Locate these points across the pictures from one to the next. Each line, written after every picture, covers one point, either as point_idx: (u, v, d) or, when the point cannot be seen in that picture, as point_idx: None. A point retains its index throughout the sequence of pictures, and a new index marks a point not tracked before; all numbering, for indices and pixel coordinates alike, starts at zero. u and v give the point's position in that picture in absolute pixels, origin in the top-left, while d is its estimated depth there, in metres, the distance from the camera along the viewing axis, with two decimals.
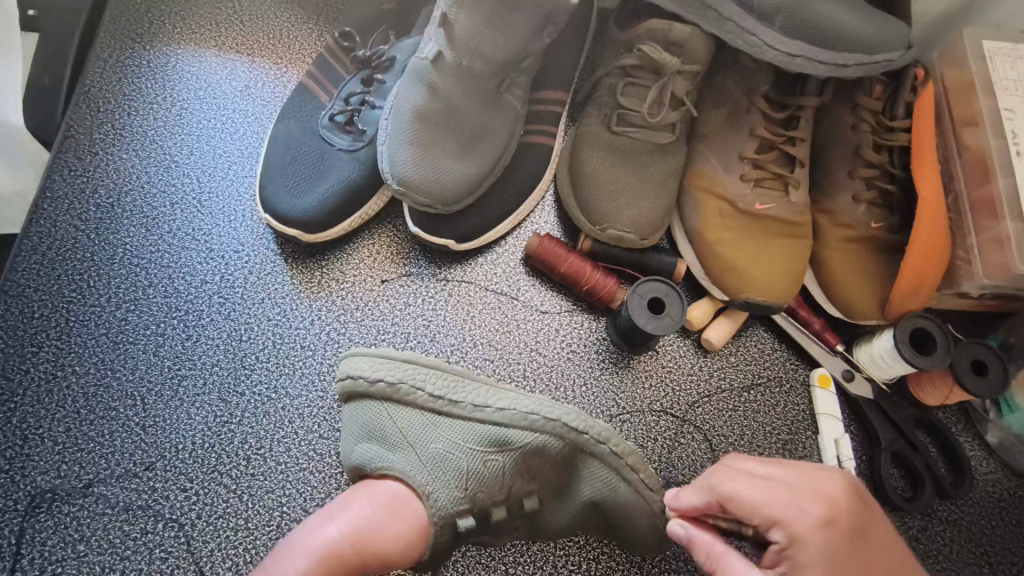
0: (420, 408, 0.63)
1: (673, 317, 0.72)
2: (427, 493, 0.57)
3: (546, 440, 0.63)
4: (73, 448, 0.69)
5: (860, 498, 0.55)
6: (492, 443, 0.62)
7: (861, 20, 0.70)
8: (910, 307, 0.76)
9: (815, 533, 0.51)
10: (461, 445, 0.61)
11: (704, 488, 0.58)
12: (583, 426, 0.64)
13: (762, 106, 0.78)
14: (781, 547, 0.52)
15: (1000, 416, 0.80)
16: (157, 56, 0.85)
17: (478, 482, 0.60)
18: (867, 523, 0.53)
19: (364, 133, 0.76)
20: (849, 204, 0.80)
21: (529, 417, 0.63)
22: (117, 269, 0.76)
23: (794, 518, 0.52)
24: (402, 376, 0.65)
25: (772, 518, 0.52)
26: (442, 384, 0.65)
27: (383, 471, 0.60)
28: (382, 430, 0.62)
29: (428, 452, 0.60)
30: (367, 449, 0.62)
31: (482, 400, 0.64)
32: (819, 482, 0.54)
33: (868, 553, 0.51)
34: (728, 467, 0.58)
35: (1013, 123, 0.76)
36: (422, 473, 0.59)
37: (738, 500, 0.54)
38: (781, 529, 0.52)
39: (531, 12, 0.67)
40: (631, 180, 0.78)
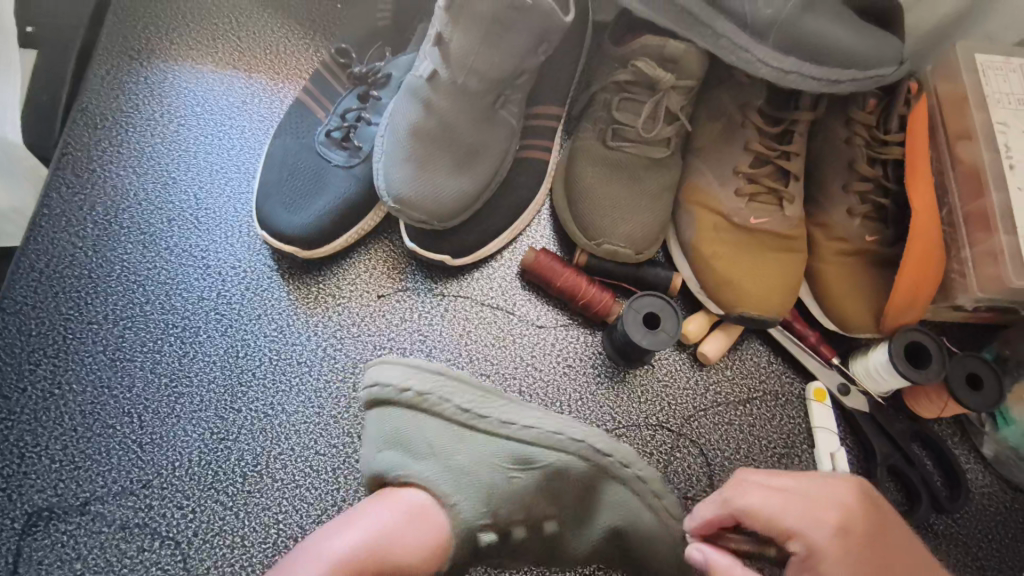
0: (448, 418, 0.63)
1: (668, 333, 0.72)
2: (453, 504, 0.58)
3: (569, 460, 0.62)
4: (71, 465, 0.69)
5: (869, 500, 0.58)
6: (517, 460, 0.62)
7: (855, 36, 0.70)
8: (904, 320, 0.76)
9: (833, 542, 0.53)
10: (485, 460, 0.61)
11: (717, 501, 0.58)
12: (609, 449, 0.63)
13: (756, 121, 0.79)
14: (801, 557, 0.54)
15: (996, 429, 0.80)
16: (154, 73, 0.86)
17: (502, 499, 0.60)
18: (882, 527, 0.56)
19: (360, 149, 0.77)
20: (844, 217, 0.80)
21: (557, 437, 0.62)
22: (114, 286, 0.76)
23: (812, 528, 0.54)
24: (431, 386, 0.63)
25: (793, 531, 0.54)
26: (471, 399, 0.64)
27: (406, 479, 0.59)
28: (405, 438, 0.61)
29: (453, 462, 0.60)
30: (388, 457, 0.60)
31: (507, 417, 0.63)
32: (833, 491, 0.57)
33: (886, 557, 0.54)
34: (737, 481, 0.59)
35: (1005, 137, 0.77)
36: (447, 484, 0.58)
37: (755, 511, 0.55)
38: (800, 541, 0.54)
39: (527, 31, 0.66)
40: (626, 194, 0.78)
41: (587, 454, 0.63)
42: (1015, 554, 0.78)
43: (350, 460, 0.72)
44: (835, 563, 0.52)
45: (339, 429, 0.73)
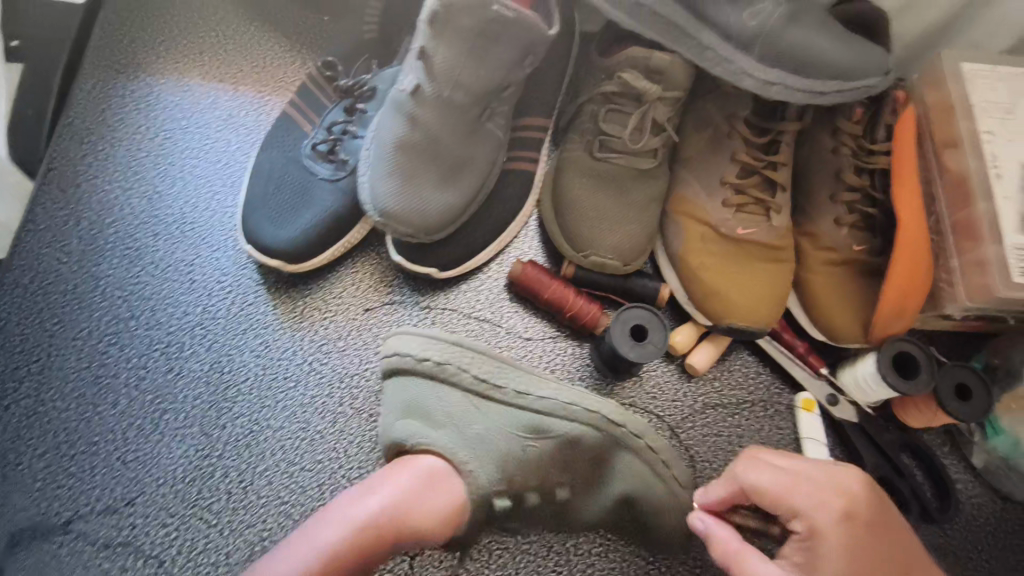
0: (465, 388, 0.64)
1: (655, 345, 0.72)
2: (469, 472, 0.58)
3: (583, 431, 0.65)
4: (54, 484, 0.69)
5: (876, 492, 0.58)
6: (533, 429, 0.64)
7: (839, 48, 0.70)
8: (892, 331, 0.76)
9: (835, 526, 0.55)
10: (503, 428, 0.63)
11: (728, 476, 0.61)
12: (621, 419, 0.66)
13: (743, 131, 0.78)
14: (802, 536, 0.56)
15: (986, 439, 0.79)
16: (141, 86, 0.86)
17: (517, 466, 0.61)
18: (882, 518, 0.56)
19: (346, 163, 0.77)
20: (831, 227, 0.80)
21: (572, 408, 0.65)
22: (99, 302, 0.76)
23: (817, 511, 0.55)
24: (449, 356, 0.65)
25: (796, 511, 0.56)
26: (488, 369, 0.66)
27: (425, 448, 0.59)
28: (425, 408, 0.63)
29: (469, 431, 0.61)
30: (408, 426, 0.61)
31: (523, 387, 0.65)
32: (839, 480, 0.57)
33: (885, 544, 0.55)
34: (751, 458, 0.60)
35: (991, 146, 0.77)
36: (462, 450, 0.59)
37: (761, 490, 0.58)
38: (804, 520, 0.56)
39: (511, 44, 0.66)
40: (613, 206, 0.78)
41: (601, 426, 0.65)
42: (1005, 564, 0.78)
43: (336, 475, 0.72)
44: (833, 549, 0.54)
45: (325, 444, 0.73)
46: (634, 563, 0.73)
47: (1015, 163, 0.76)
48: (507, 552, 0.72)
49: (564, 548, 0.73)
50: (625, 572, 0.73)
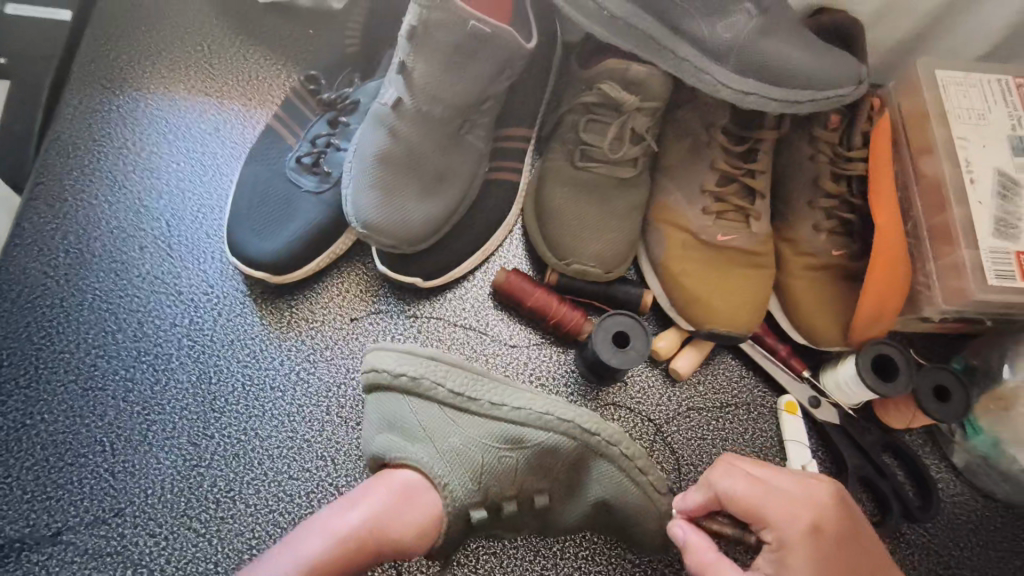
0: (440, 401, 0.65)
1: (638, 351, 0.73)
2: (443, 483, 0.59)
3: (558, 440, 0.65)
4: (42, 496, 0.70)
5: (846, 505, 0.59)
6: (508, 440, 0.64)
7: (812, 58, 0.71)
8: (871, 334, 0.77)
9: (802, 537, 0.56)
10: (478, 441, 0.63)
11: (705, 483, 0.63)
12: (595, 428, 0.66)
13: (722, 140, 0.80)
14: (771, 546, 0.57)
15: (966, 438, 0.80)
16: (127, 101, 0.87)
17: (491, 477, 0.62)
18: (852, 529, 0.58)
19: (330, 175, 0.77)
20: (811, 233, 0.81)
21: (545, 417, 0.65)
22: (86, 314, 0.77)
23: (785, 523, 0.57)
24: (424, 371, 0.66)
25: (766, 520, 0.58)
26: (463, 381, 0.66)
27: (401, 462, 0.61)
28: (401, 422, 0.64)
29: (445, 445, 0.62)
30: (387, 440, 0.63)
31: (498, 398, 0.66)
32: (812, 491, 0.59)
33: (853, 556, 0.56)
34: (728, 467, 0.62)
35: (966, 151, 0.78)
36: (437, 467, 0.60)
37: (733, 498, 0.60)
38: (773, 530, 0.57)
39: (490, 59, 0.67)
40: (595, 214, 0.79)
41: (574, 434, 0.65)
42: (987, 561, 0.79)
43: (323, 484, 0.72)
44: (800, 562, 0.56)
45: (312, 453, 0.73)
46: (621, 566, 0.74)
47: (989, 169, 0.78)
48: (494, 557, 0.72)
49: (550, 551, 0.73)
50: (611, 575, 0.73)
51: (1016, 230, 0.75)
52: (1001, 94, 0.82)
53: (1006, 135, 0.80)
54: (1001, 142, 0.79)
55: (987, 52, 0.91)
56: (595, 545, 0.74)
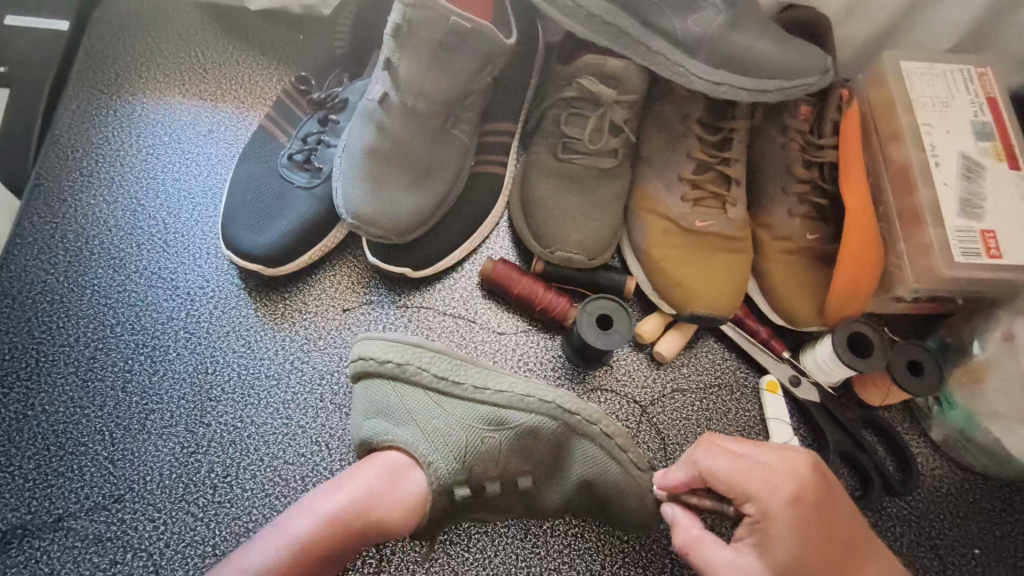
0: (424, 386, 0.67)
1: (621, 333, 0.75)
2: (427, 462, 0.61)
3: (541, 421, 0.67)
4: (44, 484, 0.71)
5: (823, 475, 0.60)
6: (490, 421, 0.66)
7: (779, 49, 0.75)
8: (846, 313, 0.80)
9: (784, 508, 0.57)
10: (461, 423, 0.65)
11: (689, 461, 0.64)
12: (575, 408, 0.68)
13: (697, 130, 0.83)
14: (753, 519, 0.58)
15: (943, 413, 0.83)
16: (123, 105, 0.90)
17: (475, 453, 0.64)
18: (830, 499, 0.59)
19: (321, 170, 0.80)
20: (785, 218, 0.84)
21: (526, 399, 0.67)
22: (86, 309, 0.79)
23: (765, 495, 0.57)
24: (411, 357, 0.69)
25: (748, 494, 0.58)
26: (447, 365, 0.69)
27: (388, 443, 0.64)
28: (387, 407, 0.66)
29: (430, 427, 0.64)
30: (374, 424, 0.65)
31: (481, 382, 0.68)
32: (791, 465, 0.59)
33: (829, 525, 0.58)
34: (711, 446, 0.63)
35: (931, 137, 0.82)
36: (423, 445, 0.63)
37: (716, 473, 0.60)
38: (755, 503, 0.58)
39: (471, 54, 0.70)
40: (578, 203, 0.82)
41: (555, 415, 0.67)
42: (968, 533, 0.81)
43: (317, 468, 0.74)
44: (779, 532, 0.56)
45: (307, 438, 0.76)
46: (610, 543, 0.76)
47: (953, 153, 0.81)
48: (485, 535, 0.74)
49: (540, 530, 0.75)
50: (600, 552, 0.75)
51: (980, 210, 0.79)
52: (963, 83, 0.86)
53: (969, 120, 0.84)
54: (964, 127, 0.83)
55: (953, 45, 0.95)
56: (584, 524, 0.77)
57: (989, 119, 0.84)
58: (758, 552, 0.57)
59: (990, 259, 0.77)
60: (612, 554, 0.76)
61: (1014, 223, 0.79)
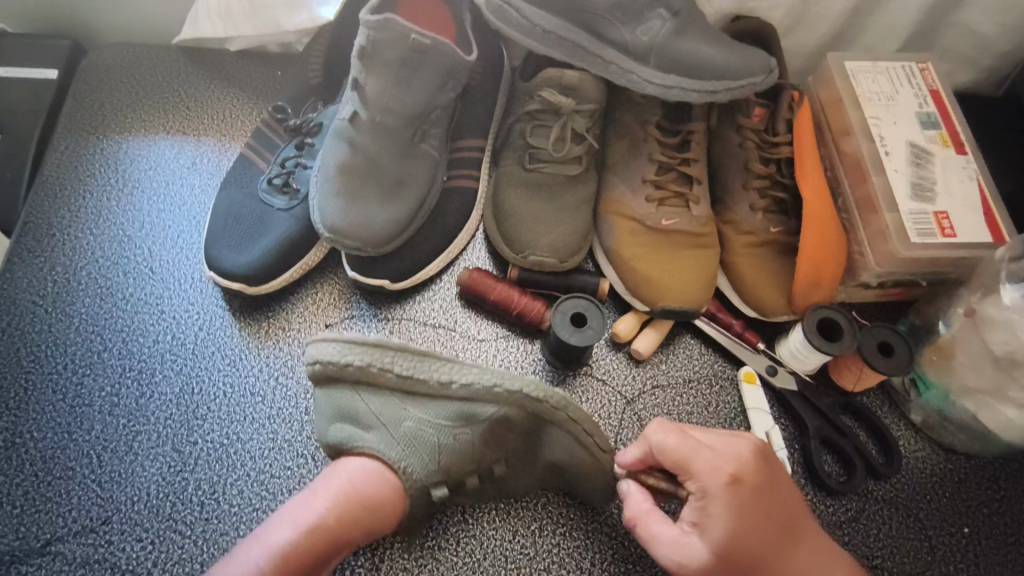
0: (390, 388, 0.68)
1: (594, 330, 0.77)
2: (402, 467, 0.65)
3: (508, 411, 0.68)
4: (32, 509, 0.72)
5: (767, 459, 0.63)
6: (460, 417, 0.67)
7: (723, 52, 0.79)
8: (813, 300, 0.83)
9: (723, 490, 0.59)
10: (431, 422, 0.67)
11: (645, 438, 0.66)
12: (543, 395, 0.68)
13: (656, 134, 0.87)
14: (696, 496, 0.61)
15: (919, 395, 0.84)
16: (109, 145, 0.94)
17: (449, 457, 0.67)
18: (771, 479, 0.62)
19: (299, 192, 0.84)
20: (747, 213, 0.87)
21: (493, 390, 0.67)
22: (74, 337, 0.81)
23: (707, 475, 0.60)
24: (373, 359, 0.68)
25: (692, 471, 0.61)
26: (411, 363, 0.68)
27: (359, 450, 0.66)
28: (353, 412, 0.68)
29: (400, 431, 0.66)
30: (343, 430, 0.68)
31: (447, 376, 0.68)
32: (735, 446, 0.62)
33: (771, 503, 0.61)
34: (664, 425, 0.65)
35: (879, 128, 0.86)
36: (394, 451, 0.65)
37: (664, 450, 0.63)
38: (697, 481, 0.61)
39: (434, 70, 0.75)
40: (547, 210, 0.85)
41: (523, 403, 0.68)
42: (956, 512, 0.81)
43: (304, 481, 0.75)
44: (719, 509, 0.59)
45: (293, 451, 0.76)
46: (598, 539, 0.76)
47: (901, 141, 0.85)
48: (473, 539, 0.74)
49: (528, 531, 0.75)
50: (591, 550, 0.75)
51: (932, 193, 0.82)
52: (906, 78, 0.91)
53: (915, 112, 0.88)
54: (910, 118, 0.87)
55: (900, 46, 1.00)
56: (573, 522, 0.77)
57: (933, 109, 0.88)
58: (700, 529, 0.60)
59: (945, 238, 0.80)
60: (601, 550, 0.75)
61: (965, 204, 0.82)
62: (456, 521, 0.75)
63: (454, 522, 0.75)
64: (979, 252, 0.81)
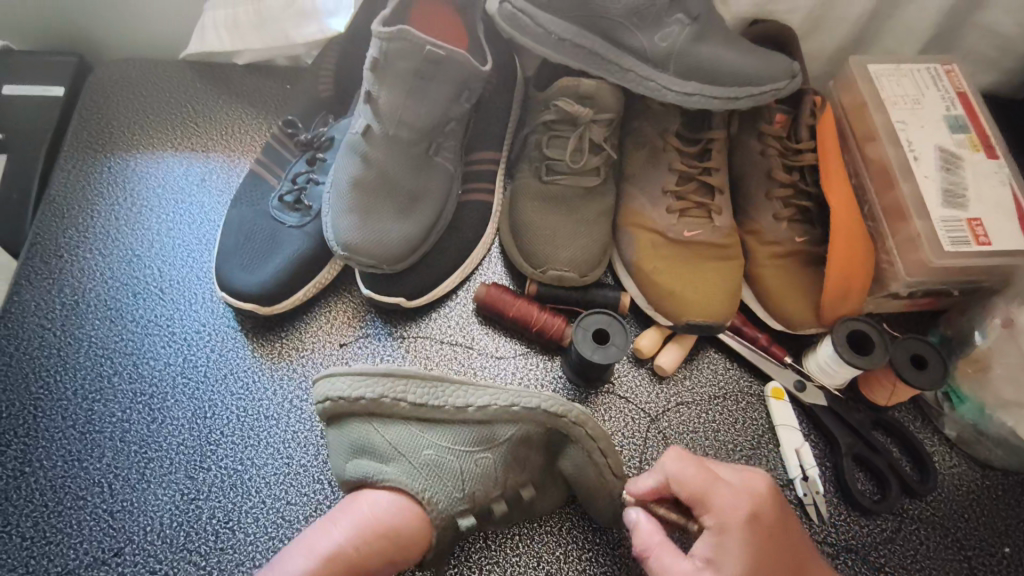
0: (402, 416, 0.66)
1: (617, 346, 0.74)
2: (426, 497, 0.62)
3: (529, 429, 0.67)
4: (42, 541, 0.70)
5: (780, 497, 0.61)
6: (480, 440, 0.66)
7: (745, 58, 0.77)
8: (843, 312, 0.80)
9: (740, 525, 0.57)
10: (451, 449, 0.65)
11: (661, 466, 0.62)
12: (562, 410, 0.67)
13: (675, 143, 0.85)
14: (712, 530, 0.57)
15: (953, 408, 0.81)
16: (116, 163, 0.92)
17: (474, 482, 0.64)
18: (783, 517, 0.60)
19: (311, 208, 0.82)
20: (772, 223, 0.84)
21: (512, 409, 0.66)
22: (83, 362, 0.79)
23: (726, 509, 0.58)
24: (385, 390, 0.67)
25: (708, 503, 0.58)
26: (425, 390, 0.67)
27: (380, 483, 0.63)
28: (369, 444, 0.65)
29: (420, 459, 0.64)
30: (360, 464, 0.65)
31: (464, 400, 0.67)
32: (750, 481, 0.61)
33: (783, 543, 0.58)
34: (681, 455, 0.62)
35: (906, 133, 0.83)
36: (417, 481, 0.63)
37: (680, 480, 0.60)
38: (714, 514, 0.58)
39: (448, 81, 0.73)
40: (565, 223, 0.83)
41: (543, 420, 0.66)
42: (995, 531, 0.78)
43: (321, 507, 0.73)
44: (734, 547, 0.56)
45: (309, 477, 0.74)
46: (628, 566, 0.73)
47: (930, 146, 0.82)
48: (497, 566, 0.72)
49: (553, 556, 0.73)
50: None
51: (963, 199, 0.80)
52: (932, 80, 0.88)
53: (942, 115, 0.85)
54: (938, 122, 0.85)
55: (922, 47, 0.97)
56: (599, 547, 0.74)
57: (961, 112, 0.86)
58: (714, 566, 0.56)
59: (979, 245, 0.77)
60: None
61: (998, 210, 0.79)
62: (478, 548, 0.73)
63: (477, 549, 0.73)
64: (1014, 259, 0.78)
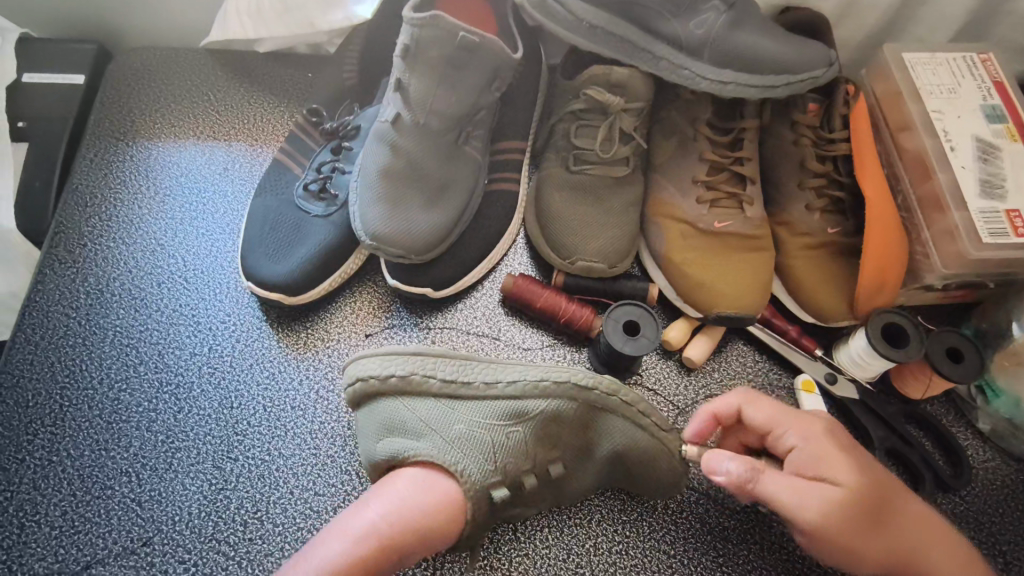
0: (434, 394, 0.66)
1: (649, 338, 0.73)
2: (459, 469, 0.61)
3: (559, 404, 0.65)
4: (71, 530, 0.70)
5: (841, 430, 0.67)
6: (511, 415, 0.65)
7: (781, 46, 0.76)
8: (876, 305, 0.78)
9: (829, 433, 0.63)
10: (482, 423, 0.64)
11: (733, 400, 0.67)
12: (592, 383, 0.66)
13: (707, 132, 0.83)
14: (802, 443, 0.62)
15: (987, 402, 0.80)
16: (140, 151, 0.91)
17: (506, 454, 0.63)
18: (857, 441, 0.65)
19: (337, 197, 0.81)
20: (804, 213, 0.83)
21: (541, 384, 0.66)
22: (109, 350, 0.79)
23: (806, 423, 0.64)
24: (415, 367, 0.67)
25: (785, 424, 0.64)
26: (453, 368, 0.68)
27: (412, 458, 0.62)
28: (401, 422, 0.65)
29: (451, 433, 0.63)
30: (391, 443, 0.64)
31: (492, 377, 0.67)
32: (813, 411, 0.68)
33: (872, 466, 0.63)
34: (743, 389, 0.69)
35: (943, 123, 0.81)
36: (450, 455, 0.61)
37: (756, 408, 0.66)
38: (796, 433, 0.63)
39: (479, 68, 0.72)
40: (594, 214, 0.82)
41: (574, 394, 0.66)
42: None
43: (349, 498, 0.72)
44: (829, 451, 0.61)
45: (336, 467, 0.74)
46: (658, 559, 0.72)
47: (967, 136, 0.81)
48: (526, 558, 0.71)
49: (583, 549, 0.72)
50: (647, 570, 0.72)
51: (1002, 190, 0.78)
52: (968, 69, 0.86)
53: (979, 104, 0.83)
54: (975, 112, 0.83)
55: (956, 35, 0.95)
56: (629, 539, 0.73)
57: (999, 101, 0.84)
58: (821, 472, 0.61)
59: (1018, 237, 0.76)
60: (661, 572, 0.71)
61: None
62: (508, 540, 0.72)
63: (506, 541, 0.72)
64: None
